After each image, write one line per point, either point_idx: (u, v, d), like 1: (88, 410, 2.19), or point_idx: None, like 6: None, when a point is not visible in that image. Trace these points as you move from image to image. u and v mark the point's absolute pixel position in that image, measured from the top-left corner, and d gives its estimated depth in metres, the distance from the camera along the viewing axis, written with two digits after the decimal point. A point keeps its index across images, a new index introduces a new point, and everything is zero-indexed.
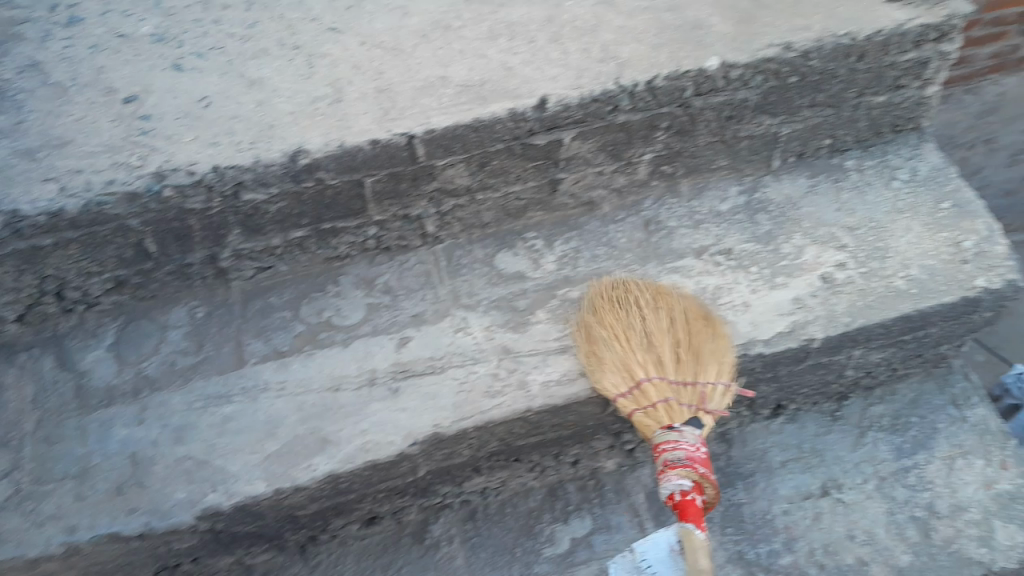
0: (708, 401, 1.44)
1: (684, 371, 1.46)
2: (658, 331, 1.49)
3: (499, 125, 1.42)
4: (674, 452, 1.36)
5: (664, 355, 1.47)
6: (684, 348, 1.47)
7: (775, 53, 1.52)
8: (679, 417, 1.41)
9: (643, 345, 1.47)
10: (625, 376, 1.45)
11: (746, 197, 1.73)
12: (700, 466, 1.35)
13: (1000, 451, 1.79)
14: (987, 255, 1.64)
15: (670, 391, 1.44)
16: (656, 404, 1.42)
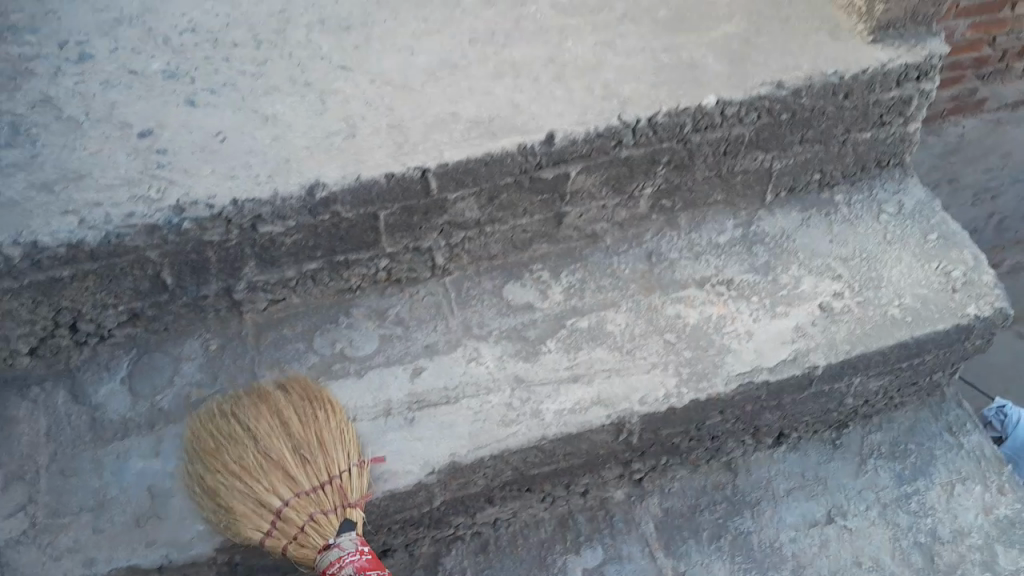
0: (352, 492, 1.35)
1: (319, 474, 1.34)
2: (272, 444, 1.33)
3: (509, 159, 1.46)
4: (342, 572, 1.27)
5: (316, 460, 1.34)
6: (332, 431, 1.38)
7: (769, 91, 1.57)
8: (331, 529, 1.31)
9: (281, 463, 1.32)
10: (260, 511, 1.30)
11: (743, 230, 1.77)
12: (371, 569, 1.28)
13: (998, 476, 1.85)
14: (974, 283, 1.71)
15: (313, 507, 1.31)
16: (303, 526, 1.30)
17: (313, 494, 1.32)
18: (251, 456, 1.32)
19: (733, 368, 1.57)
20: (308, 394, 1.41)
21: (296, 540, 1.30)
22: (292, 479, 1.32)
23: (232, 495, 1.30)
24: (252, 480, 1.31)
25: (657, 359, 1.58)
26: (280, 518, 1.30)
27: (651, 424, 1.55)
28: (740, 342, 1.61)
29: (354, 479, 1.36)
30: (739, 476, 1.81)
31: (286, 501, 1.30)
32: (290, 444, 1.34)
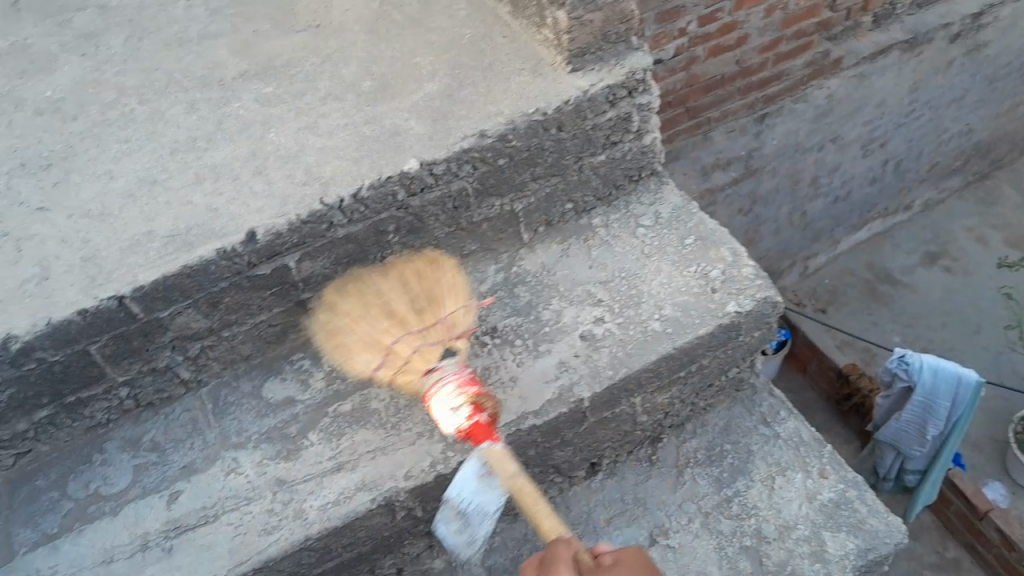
0: (454, 329, 1.56)
1: (428, 317, 1.56)
2: (390, 296, 1.59)
3: (214, 267, 1.49)
4: (444, 386, 1.42)
5: (437, 298, 1.61)
6: (453, 286, 1.65)
7: (473, 142, 1.64)
8: (435, 355, 1.49)
9: (397, 307, 1.56)
10: (377, 350, 1.54)
11: (503, 273, 1.84)
12: (469, 386, 1.41)
13: (817, 459, 1.86)
14: (733, 278, 1.77)
15: (419, 340, 1.52)
16: (412, 355, 1.50)
17: (420, 331, 1.53)
18: (414, 307, 1.58)
19: (498, 421, 1.57)
20: (430, 260, 1.71)
21: (400, 368, 1.51)
22: (390, 322, 1.55)
23: (366, 334, 1.55)
24: (375, 327, 1.55)
25: (422, 427, 1.56)
26: (393, 350, 1.51)
27: (429, 494, 1.53)
28: (505, 391, 1.62)
29: (460, 318, 1.58)
30: (559, 516, 1.82)
31: (397, 339, 1.52)
32: (430, 305, 1.60)
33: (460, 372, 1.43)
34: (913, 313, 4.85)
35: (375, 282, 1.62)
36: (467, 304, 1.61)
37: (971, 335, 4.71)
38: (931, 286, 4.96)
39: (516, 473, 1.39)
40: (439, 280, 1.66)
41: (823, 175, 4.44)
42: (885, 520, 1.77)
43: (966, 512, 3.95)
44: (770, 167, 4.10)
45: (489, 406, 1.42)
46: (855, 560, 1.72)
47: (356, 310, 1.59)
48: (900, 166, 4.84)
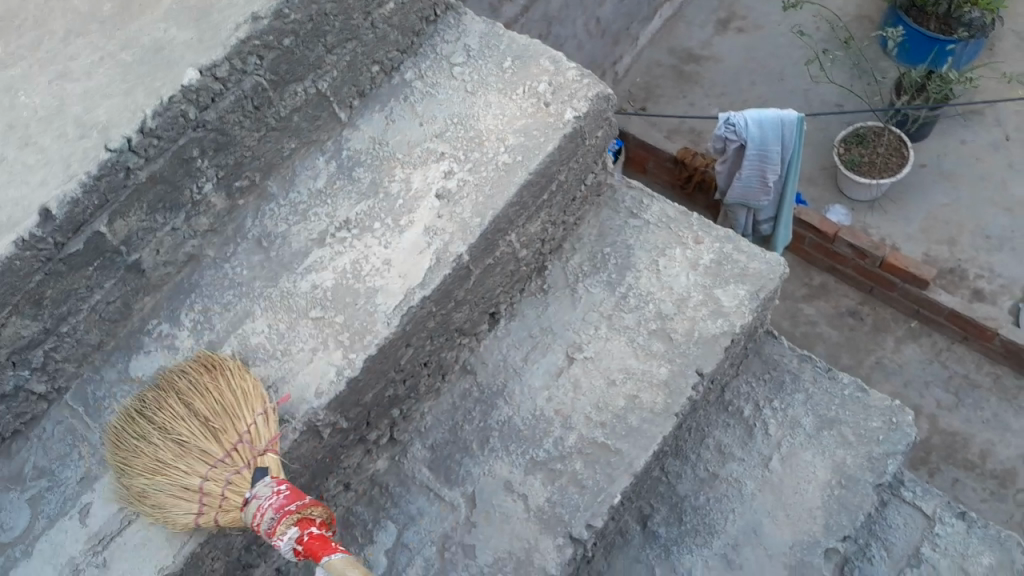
0: (257, 444, 1.39)
1: (228, 438, 1.40)
2: (178, 427, 1.41)
3: (19, 262, 1.32)
4: (263, 520, 1.30)
5: (228, 408, 1.41)
6: (242, 389, 1.42)
7: (246, 31, 1.48)
8: (247, 484, 1.36)
9: (193, 439, 1.41)
10: (207, 464, 1.40)
11: (336, 162, 1.72)
12: (290, 506, 1.29)
13: (689, 229, 1.92)
14: (562, 87, 1.73)
15: (228, 471, 1.38)
16: (224, 493, 1.36)
17: (222, 463, 1.39)
18: (206, 425, 1.42)
19: (387, 305, 1.53)
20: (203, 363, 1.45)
21: (221, 508, 1.35)
22: (190, 458, 1.40)
23: (159, 482, 1.37)
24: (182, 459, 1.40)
25: (315, 342, 1.51)
26: (202, 492, 1.36)
27: (348, 403, 1.52)
28: (384, 275, 1.56)
29: (262, 427, 1.40)
30: (479, 373, 1.83)
31: (206, 475, 1.38)
32: (212, 439, 1.41)
33: (274, 498, 1.30)
34: (723, 82, 4.73)
35: (142, 408, 1.42)
36: (266, 408, 1.41)
37: (777, 82, 4.70)
38: (729, 51, 4.83)
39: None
40: (224, 389, 1.41)
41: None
42: (765, 259, 1.87)
43: (819, 242, 4.02)
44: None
45: (316, 516, 1.30)
46: (750, 303, 1.82)
47: (157, 448, 1.39)
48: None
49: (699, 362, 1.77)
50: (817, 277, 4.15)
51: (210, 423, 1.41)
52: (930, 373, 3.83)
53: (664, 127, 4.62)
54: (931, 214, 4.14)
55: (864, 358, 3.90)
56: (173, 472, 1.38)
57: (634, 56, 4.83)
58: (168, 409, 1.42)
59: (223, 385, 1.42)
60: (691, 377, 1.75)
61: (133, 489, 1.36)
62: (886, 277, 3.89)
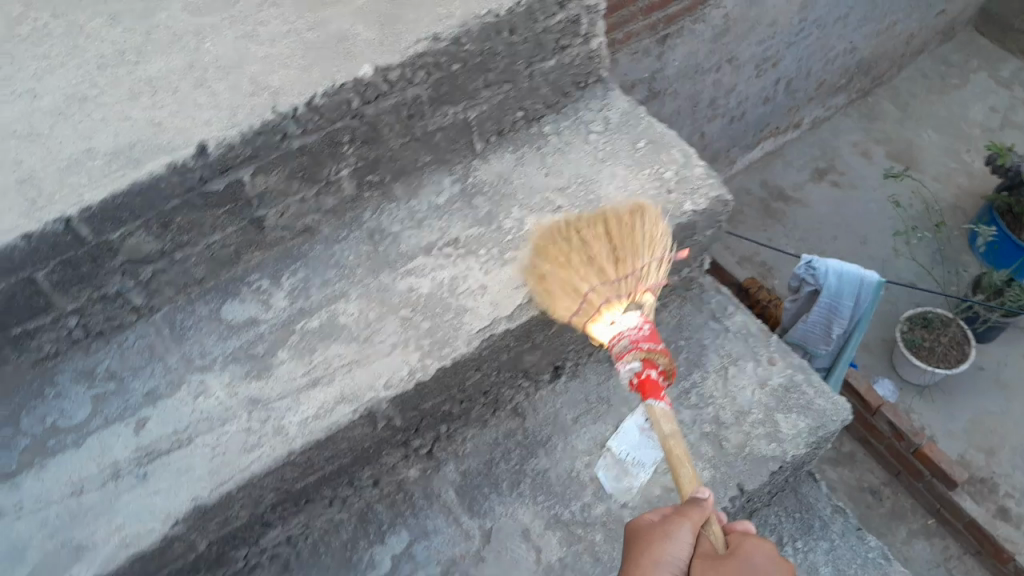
0: (647, 280, 1.60)
1: (625, 267, 1.59)
2: (593, 246, 1.61)
3: (164, 183, 1.44)
4: (620, 343, 1.52)
5: (636, 240, 1.62)
6: (652, 231, 1.63)
7: (425, 46, 1.60)
8: (618, 308, 1.57)
9: (601, 258, 1.60)
10: (573, 294, 1.60)
11: (459, 184, 1.81)
12: (643, 344, 1.50)
13: (766, 349, 1.96)
14: (687, 180, 1.78)
15: (612, 293, 1.58)
16: (602, 308, 1.57)
17: (615, 282, 1.58)
18: (613, 255, 1.61)
19: (472, 327, 1.59)
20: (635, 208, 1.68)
21: (591, 316, 1.58)
22: (596, 264, 1.60)
23: (553, 279, 1.62)
24: (575, 271, 1.61)
25: (396, 339, 1.57)
26: (587, 297, 1.58)
27: (407, 404, 1.56)
28: (476, 299, 1.62)
29: (653, 270, 1.61)
30: (527, 418, 1.86)
31: (594, 287, 1.58)
32: (645, 246, 1.61)
33: (637, 330, 1.51)
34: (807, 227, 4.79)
35: (579, 224, 1.67)
36: (662, 257, 1.62)
37: (859, 244, 4.70)
38: (819, 202, 4.89)
39: (670, 432, 1.45)
40: (639, 226, 1.63)
41: (722, 96, 4.25)
42: (831, 400, 1.89)
43: (861, 410, 3.92)
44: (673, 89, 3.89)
45: (661, 363, 1.49)
46: (806, 437, 1.84)
47: (579, 248, 1.62)
48: (790, 86, 4.69)
49: (741, 478, 1.79)
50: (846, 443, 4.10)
51: (618, 252, 1.60)
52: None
53: (737, 253, 4.73)
54: (978, 418, 4.10)
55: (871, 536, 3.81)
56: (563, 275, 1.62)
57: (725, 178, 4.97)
58: (554, 249, 1.65)
59: (638, 224, 1.64)
60: (729, 490, 1.78)
61: (535, 269, 1.64)
62: (916, 465, 3.78)
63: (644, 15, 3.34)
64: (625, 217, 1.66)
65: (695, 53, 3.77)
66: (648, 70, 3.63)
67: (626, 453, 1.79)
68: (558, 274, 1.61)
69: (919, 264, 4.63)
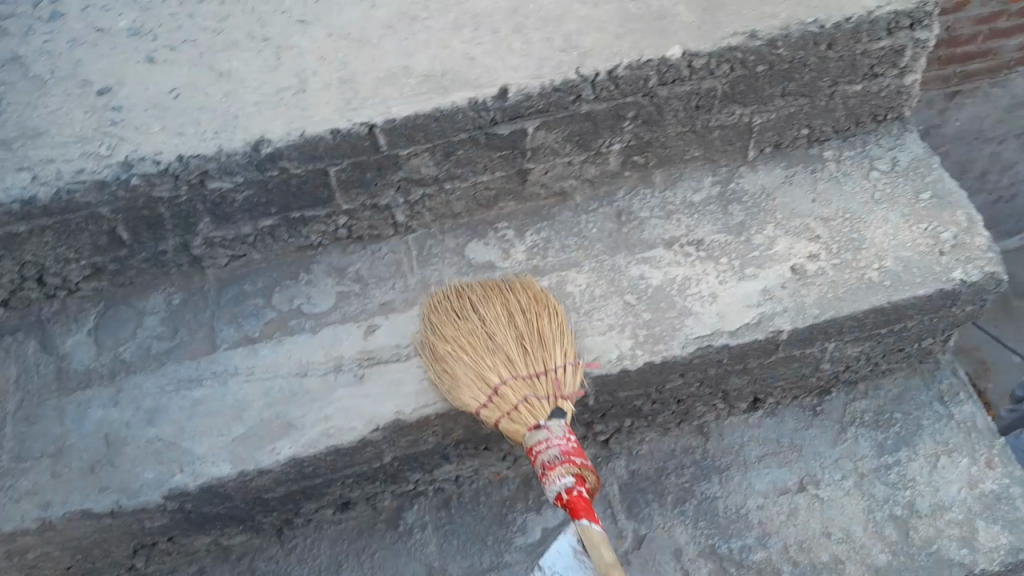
0: (564, 386, 1.43)
1: (536, 364, 1.44)
2: (494, 331, 1.45)
3: (460, 115, 1.46)
4: (547, 452, 1.35)
5: (545, 340, 1.46)
6: (560, 332, 1.48)
7: (740, 41, 1.52)
8: (542, 412, 1.39)
9: (507, 349, 1.44)
10: (480, 386, 1.42)
11: (721, 187, 1.73)
12: (576, 457, 1.35)
13: (987, 449, 1.78)
14: (965, 247, 1.63)
15: (528, 390, 1.41)
16: (518, 406, 1.39)
17: (531, 379, 1.42)
18: (520, 344, 1.45)
19: (691, 332, 1.56)
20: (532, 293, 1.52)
21: (507, 416, 1.39)
22: (499, 357, 1.43)
23: (460, 365, 1.43)
24: (481, 362, 1.43)
25: (615, 321, 1.58)
26: (503, 393, 1.40)
27: (605, 387, 1.58)
28: (703, 305, 1.59)
29: (568, 376, 1.44)
30: (709, 440, 1.81)
31: (506, 381, 1.41)
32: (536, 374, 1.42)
33: (562, 445, 1.34)
34: None
35: (470, 300, 1.50)
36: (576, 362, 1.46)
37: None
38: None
39: (608, 561, 1.29)
40: (545, 325, 1.47)
41: None
42: None
43: None
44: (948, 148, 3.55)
45: (591, 480, 1.36)
46: (1005, 555, 1.67)
47: (478, 332, 1.46)
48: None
49: (919, 575, 1.66)
50: None
51: (525, 346, 1.45)
52: None
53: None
54: None
55: None
56: (466, 365, 1.43)
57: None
58: (450, 322, 1.48)
59: (548, 324, 1.48)
60: None
61: (437, 351, 1.45)
62: None
63: (942, 62, 3.11)
64: (533, 307, 1.49)
65: (985, 117, 3.32)
66: (925, 121, 3.32)
67: (555, 570, 1.60)
68: (465, 363, 1.43)
69: None
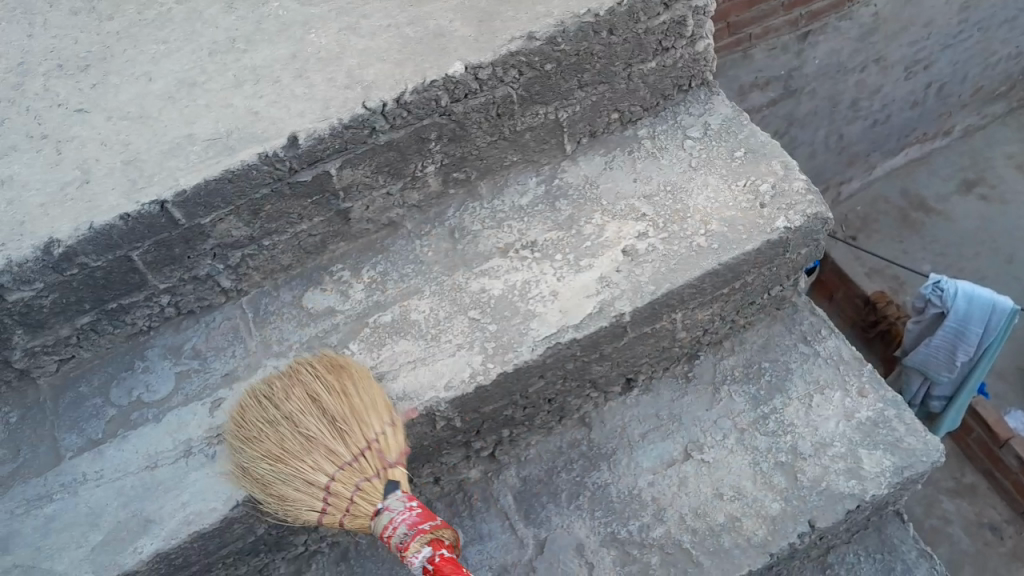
0: (387, 455, 1.40)
1: (356, 441, 1.39)
2: (301, 418, 1.41)
3: (255, 172, 1.47)
4: (395, 533, 1.30)
5: (356, 410, 1.41)
6: (360, 394, 1.42)
7: (520, 45, 1.58)
8: (377, 495, 1.36)
9: (325, 434, 1.40)
10: (312, 492, 1.37)
11: (545, 185, 1.78)
12: (423, 523, 1.29)
13: (857, 378, 1.83)
14: (785, 195, 1.68)
15: (357, 477, 1.37)
16: (352, 497, 1.36)
17: (351, 463, 1.38)
18: (334, 423, 1.40)
19: (538, 333, 1.56)
20: (336, 363, 1.46)
21: (343, 513, 1.36)
22: (316, 454, 1.39)
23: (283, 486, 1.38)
24: (302, 467, 1.38)
25: (462, 339, 1.56)
26: (328, 492, 1.37)
27: (469, 406, 1.55)
28: (545, 304, 1.59)
29: (391, 439, 1.41)
30: (593, 429, 1.83)
31: (332, 476, 1.37)
32: (374, 410, 1.42)
33: (406, 516, 1.31)
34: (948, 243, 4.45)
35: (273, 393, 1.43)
36: None
37: (1005, 264, 4.34)
38: (964, 215, 4.53)
39: None
40: (350, 385, 1.42)
41: (866, 98, 3.99)
42: (925, 438, 1.74)
43: (986, 440, 3.74)
44: (810, 87, 3.67)
45: (446, 537, 1.31)
46: (891, 476, 1.70)
47: (284, 437, 1.40)
48: (942, 91, 4.33)
49: (814, 514, 1.68)
50: (970, 477, 3.83)
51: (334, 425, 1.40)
52: None
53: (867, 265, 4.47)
54: None
55: None
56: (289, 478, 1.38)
57: (865, 182, 4.60)
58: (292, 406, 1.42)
59: (355, 389, 1.42)
60: (800, 525, 1.67)
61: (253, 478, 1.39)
62: None
63: (785, 11, 3.17)
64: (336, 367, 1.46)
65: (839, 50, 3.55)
66: (785, 68, 3.45)
67: None
68: (284, 475, 1.38)
69: None
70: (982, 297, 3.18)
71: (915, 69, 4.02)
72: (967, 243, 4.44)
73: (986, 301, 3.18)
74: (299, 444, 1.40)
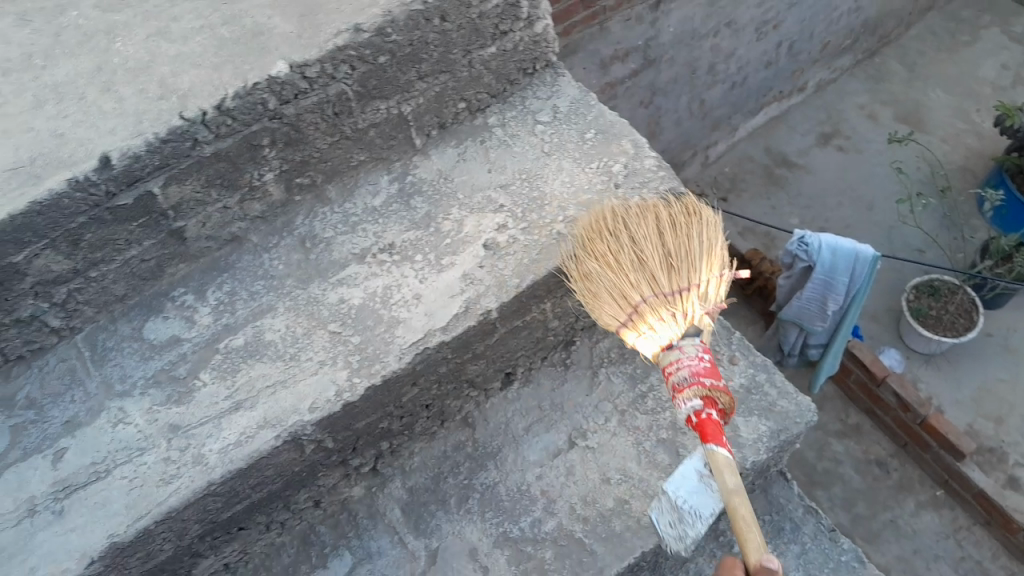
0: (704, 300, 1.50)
1: (681, 281, 1.50)
2: (643, 249, 1.51)
3: (67, 200, 1.35)
4: (678, 372, 1.40)
5: (694, 254, 1.52)
6: (709, 244, 1.53)
7: (347, 39, 1.49)
8: (671, 331, 1.45)
9: (653, 262, 1.50)
10: (623, 305, 1.49)
11: (397, 183, 1.70)
12: (706, 378, 1.37)
13: (728, 347, 1.86)
14: (638, 172, 1.67)
15: (666, 306, 1.48)
16: (636, 311, 1.48)
17: (670, 296, 1.48)
18: (667, 261, 1.51)
19: (405, 341, 1.48)
20: (689, 209, 1.58)
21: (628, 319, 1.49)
22: (648, 269, 1.50)
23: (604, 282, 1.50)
24: (622, 278, 1.50)
25: (323, 356, 1.47)
26: (637, 309, 1.48)
27: (338, 424, 1.46)
28: (409, 309, 1.52)
29: (713, 289, 1.50)
30: (476, 429, 1.78)
31: (646, 298, 1.48)
32: (707, 256, 1.52)
33: (703, 359, 1.40)
34: (815, 197, 4.59)
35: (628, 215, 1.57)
36: (722, 274, 1.51)
37: (866, 212, 4.51)
38: (824, 167, 4.70)
39: (734, 488, 1.32)
40: (696, 235, 1.53)
41: (721, 62, 4.08)
42: (795, 400, 1.79)
43: (864, 381, 3.91)
44: (669, 56, 3.72)
45: (722, 403, 1.37)
46: (768, 441, 1.73)
47: (623, 247, 1.51)
48: (793, 47, 4.50)
49: None
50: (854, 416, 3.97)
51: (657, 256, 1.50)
52: (939, 546, 3.59)
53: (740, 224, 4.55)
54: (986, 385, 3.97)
55: (879, 512, 3.70)
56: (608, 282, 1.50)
57: (728, 145, 4.78)
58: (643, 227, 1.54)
59: (697, 234, 1.54)
60: None
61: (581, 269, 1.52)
62: (919, 433, 3.74)
63: None
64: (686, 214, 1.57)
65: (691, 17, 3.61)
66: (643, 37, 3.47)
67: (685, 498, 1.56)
68: (607, 279, 1.50)
69: (925, 233, 4.41)
70: (845, 250, 3.26)
71: (764, 29, 4.14)
72: (830, 195, 4.59)
73: (847, 254, 3.27)
74: (632, 256, 1.51)
